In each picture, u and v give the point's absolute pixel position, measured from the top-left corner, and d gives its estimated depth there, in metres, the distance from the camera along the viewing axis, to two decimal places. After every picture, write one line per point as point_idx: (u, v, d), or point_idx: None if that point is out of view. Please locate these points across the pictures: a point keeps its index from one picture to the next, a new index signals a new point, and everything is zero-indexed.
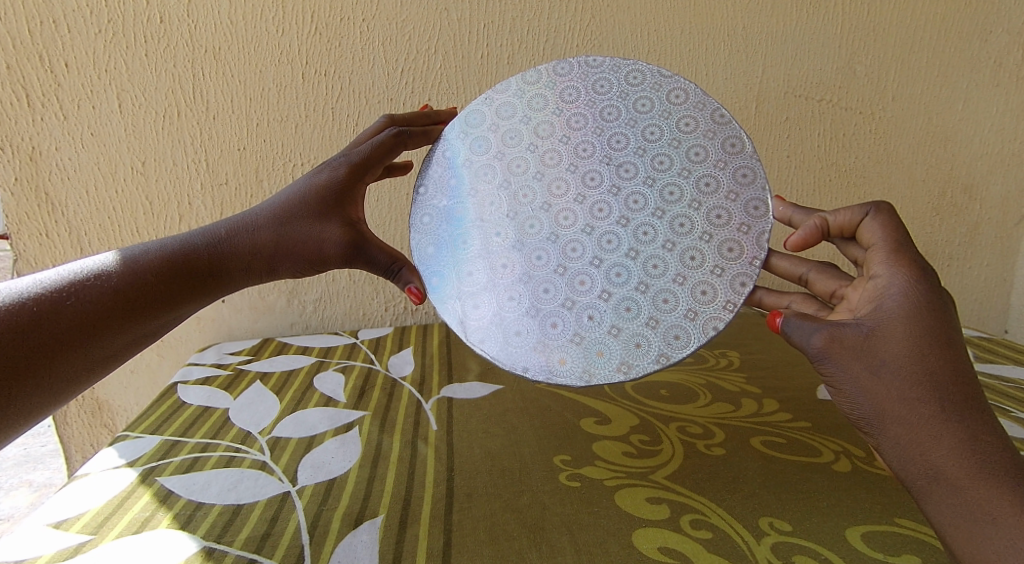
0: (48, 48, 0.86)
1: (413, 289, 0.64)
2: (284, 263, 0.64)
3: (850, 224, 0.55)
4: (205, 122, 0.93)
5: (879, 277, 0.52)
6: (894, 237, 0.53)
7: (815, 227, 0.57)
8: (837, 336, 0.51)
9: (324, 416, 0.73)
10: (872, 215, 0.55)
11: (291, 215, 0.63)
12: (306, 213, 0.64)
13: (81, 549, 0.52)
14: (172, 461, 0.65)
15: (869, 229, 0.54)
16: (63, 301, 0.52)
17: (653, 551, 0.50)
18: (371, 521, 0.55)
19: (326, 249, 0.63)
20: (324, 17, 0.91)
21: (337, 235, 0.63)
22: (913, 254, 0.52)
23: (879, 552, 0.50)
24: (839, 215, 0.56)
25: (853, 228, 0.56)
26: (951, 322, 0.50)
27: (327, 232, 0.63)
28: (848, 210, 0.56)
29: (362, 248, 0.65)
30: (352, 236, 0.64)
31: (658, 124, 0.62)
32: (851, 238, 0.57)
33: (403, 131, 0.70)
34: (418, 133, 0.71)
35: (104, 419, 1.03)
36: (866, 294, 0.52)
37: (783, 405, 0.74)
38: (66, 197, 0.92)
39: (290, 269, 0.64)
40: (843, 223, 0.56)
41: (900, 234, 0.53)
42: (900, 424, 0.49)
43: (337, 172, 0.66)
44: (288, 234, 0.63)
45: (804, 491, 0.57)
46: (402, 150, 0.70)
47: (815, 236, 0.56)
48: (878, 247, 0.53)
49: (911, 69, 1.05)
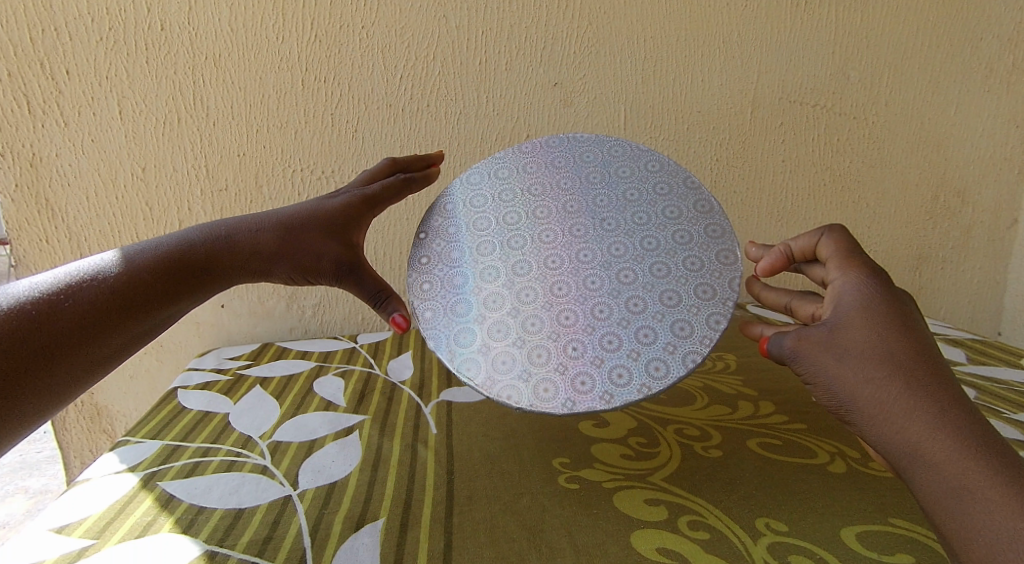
0: (50, 55, 0.87)
1: (397, 318, 0.63)
2: (278, 268, 0.64)
3: (809, 246, 0.58)
4: (206, 128, 0.93)
5: (835, 283, 0.54)
6: (845, 249, 0.56)
7: (779, 252, 0.60)
8: (804, 336, 0.52)
9: (324, 420, 0.74)
10: (826, 235, 0.58)
11: (297, 224, 0.65)
12: (311, 227, 0.65)
13: (84, 554, 0.52)
14: (173, 466, 0.65)
15: (825, 245, 0.57)
16: (59, 303, 0.52)
17: (651, 551, 0.51)
18: (373, 523, 0.55)
19: (323, 261, 0.64)
20: (323, 25, 0.91)
21: (337, 253, 0.65)
22: (864, 260, 0.54)
23: (875, 552, 0.50)
24: (798, 239, 0.59)
25: (813, 250, 0.58)
26: (910, 313, 0.51)
27: (328, 247, 0.65)
28: (805, 235, 0.59)
29: (357, 268, 0.65)
30: (351, 255, 0.65)
31: (630, 164, 0.67)
32: (813, 261, 0.59)
33: (410, 177, 0.73)
34: (422, 178, 0.74)
35: (104, 425, 1.04)
36: (827, 299, 0.54)
37: (779, 407, 0.74)
38: (67, 203, 0.93)
39: (284, 274, 0.64)
40: (803, 246, 0.58)
41: (851, 245, 0.56)
42: (874, 413, 0.48)
43: (343, 198, 0.69)
44: (291, 241, 0.64)
45: (799, 492, 0.58)
46: (409, 194, 0.73)
47: (780, 260, 0.60)
48: (833, 258, 0.55)
49: (904, 75, 1.06)
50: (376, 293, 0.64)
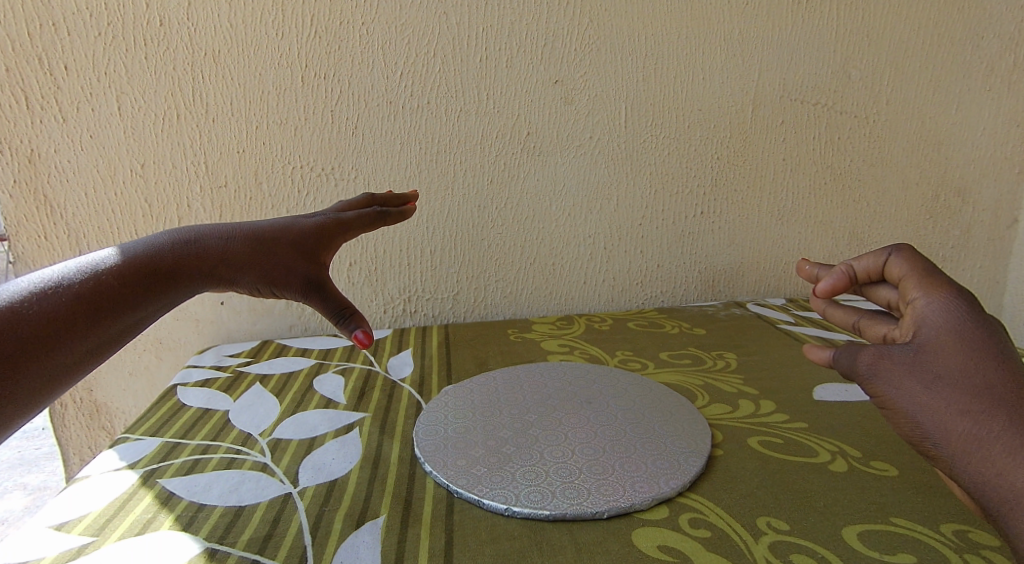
0: (48, 51, 0.86)
1: (360, 335, 0.62)
2: (244, 279, 0.63)
3: (876, 265, 0.52)
4: (205, 125, 0.93)
5: (916, 303, 0.48)
6: (922, 267, 0.50)
7: (841, 273, 0.53)
8: (883, 353, 0.47)
9: (324, 417, 0.74)
10: (896, 254, 0.52)
11: (270, 238, 0.66)
12: (284, 243, 0.66)
13: (83, 551, 0.52)
14: (172, 464, 0.65)
15: (896, 264, 0.51)
16: (20, 308, 0.47)
17: (652, 549, 0.51)
18: (373, 521, 0.55)
19: (291, 276, 0.65)
20: (323, 21, 0.91)
21: (307, 270, 0.65)
22: (947, 279, 0.49)
23: (876, 551, 0.50)
24: (863, 260, 0.53)
25: (880, 270, 0.52)
26: (1004, 340, 0.46)
27: (298, 265, 0.66)
28: (870, 254, 0.53)
29: (323, 287, 0.66)
30: (318, 274, 0.66)
31: None
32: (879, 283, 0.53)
33: (385, 211, 0.76)
34: (395, 214, 0.77)
35: (102, 421, 1.03)
36: (907, 320, 0.48)
37: (780, 406, 0.74)
38: (65, 199, 0.92)
39: (250, 284, 0.64)
40: (869, 267, 0.53)
41: (928, 264, 0.50)
42: (967, 445, 0.43)
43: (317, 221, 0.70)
44: (263, 253, 0.64)
45: (800, 491, 0.58)
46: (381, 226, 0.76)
47: (843, 280, 0.53)
48: (908, 276, 0.50)
49: (905, 74, 1.06)
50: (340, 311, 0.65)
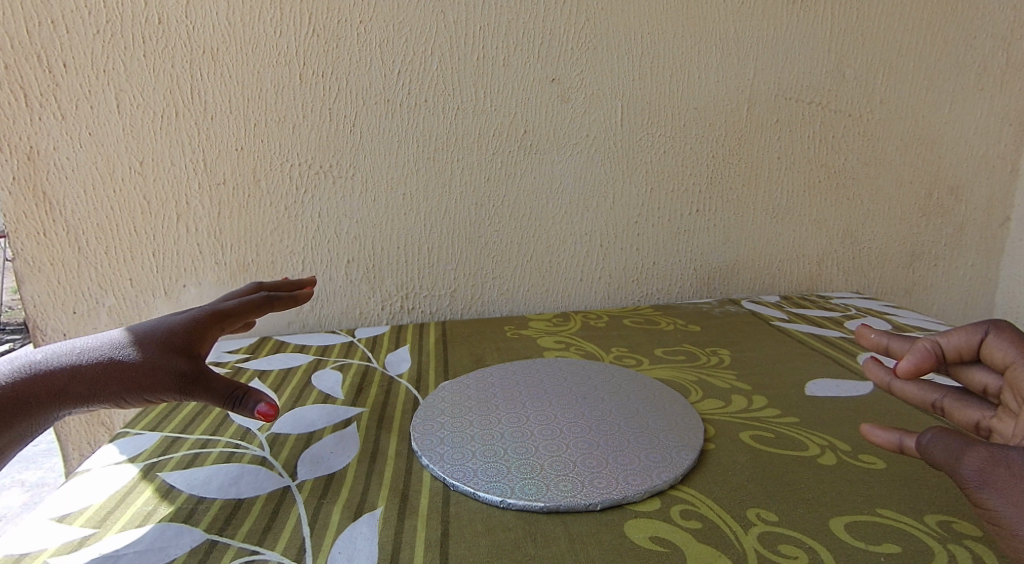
0: (47, 48, 0.87)
1: (261, 412, 0.55)
2: (106, 390, 0.56)
3: (969, 346, 0.53)
4: (203, 122, 0.94)
5: None
6: None
7: (926, 350, 0.54)
8: (998, 457, 0.45)
9: (322, 412, 0.75)
10: (993, 334, 0.52)
11: (129, 342, 0.60)
12: (145, 342, 0.60)
13: (86, 542, 0.53)
14: (172, 457, 0.66)
15: (995, 348, 0.51)
16: None
17: (644, 540, 0.52)
18: (371, 512, 0.56)
19: (160, 371, 0.57)
20: (321, 19, 0.92)
21: (180, 363, 0.58)
22: None
23: (861, 541, 0.51)
24: (953, 338, 0.53)
25: (974, 350, 0.53)
26: None
27: (170, 361, 0.58)
28: (963, 332, 0.53)
29: (202, 375, 0.58)
30: (196, 364, 0.59)
31: None
32: (969, 362, 0.53)
33: (273, 294, 0.76)
34: (286, 296, 0.78)
35: (102, 417, 1.04)
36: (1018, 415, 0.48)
37: (772, 401, 0.75)
38: (64, 196, 0.93)
39: (114, 395, 0.56)
40: (961, 346, 0.53)
41: None
42: None
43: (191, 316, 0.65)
44: (120, 358, 0.58)
45: (790, 483, 0.59)
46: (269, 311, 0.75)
47: (929, 360, 0.53)
48: (1017, 364, 0.49)
49: (899, 73, 1.07)
50: (230, 392, 0.57)
